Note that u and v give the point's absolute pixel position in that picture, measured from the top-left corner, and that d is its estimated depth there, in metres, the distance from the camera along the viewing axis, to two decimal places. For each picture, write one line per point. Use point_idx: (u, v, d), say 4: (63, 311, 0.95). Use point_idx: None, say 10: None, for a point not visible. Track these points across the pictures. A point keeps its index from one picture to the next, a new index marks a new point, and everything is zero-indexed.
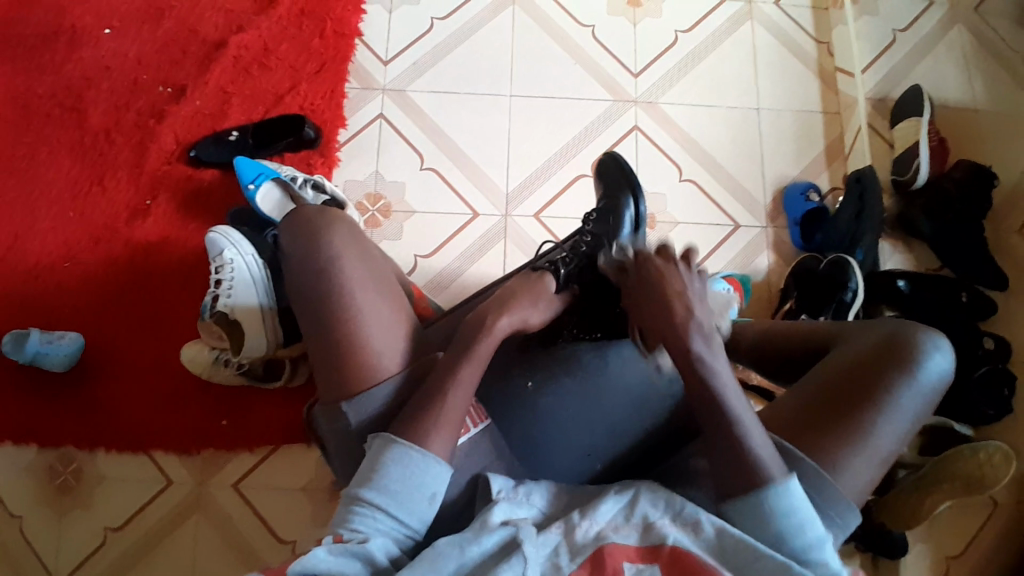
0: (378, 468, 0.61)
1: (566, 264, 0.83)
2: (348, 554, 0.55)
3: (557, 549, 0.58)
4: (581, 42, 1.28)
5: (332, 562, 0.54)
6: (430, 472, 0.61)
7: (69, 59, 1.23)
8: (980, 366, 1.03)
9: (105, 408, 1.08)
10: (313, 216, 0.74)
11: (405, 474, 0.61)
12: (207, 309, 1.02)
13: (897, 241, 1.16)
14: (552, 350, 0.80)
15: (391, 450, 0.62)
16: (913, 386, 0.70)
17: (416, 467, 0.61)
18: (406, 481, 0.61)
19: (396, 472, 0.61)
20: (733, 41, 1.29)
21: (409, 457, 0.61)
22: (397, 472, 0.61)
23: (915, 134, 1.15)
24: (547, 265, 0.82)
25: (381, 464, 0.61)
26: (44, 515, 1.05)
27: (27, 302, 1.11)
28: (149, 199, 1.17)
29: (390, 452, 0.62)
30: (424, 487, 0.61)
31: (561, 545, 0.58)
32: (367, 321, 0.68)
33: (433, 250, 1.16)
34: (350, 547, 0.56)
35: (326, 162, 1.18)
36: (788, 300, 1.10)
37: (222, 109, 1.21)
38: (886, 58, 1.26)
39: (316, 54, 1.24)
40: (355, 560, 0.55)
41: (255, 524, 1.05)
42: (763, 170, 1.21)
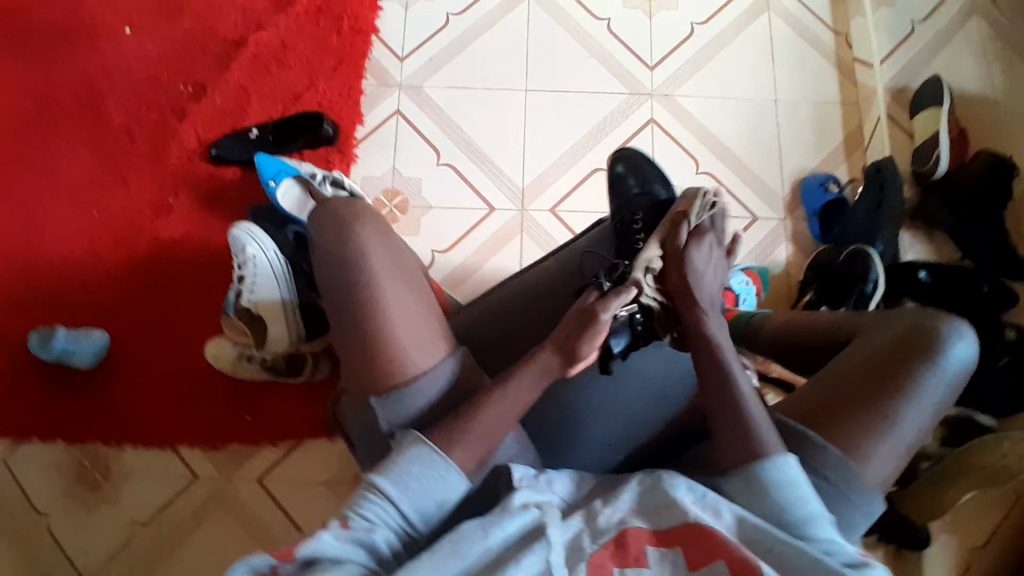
0: (400, 462, 0.62)
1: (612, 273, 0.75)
2: (353, 541, 0.57)
3: (580, 532, 0.59)
4: (596, 36, 1.28)
5: (338, 550, 0.55)
6: (447, 480, 0.62)
7: (90, 60, 1.25)
8: (1002, 357, 1.02)
9: (130, 402, 1.10)
10: (340, 205, 0.74)
11: (423, 475, 0.62)
12: (231, 304, 1.05)
13: (918, 232, 1.16)
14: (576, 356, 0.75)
15: (414, 449, 0.63)
16: (936, 374, 0.71)
17: (435, 471, 0.62)
18: (423, 482, 0.61)
19: (414, 471, 0.61)
20: (750, 33, 1.28)
21: (432, 460, 0.62)
22: (416, 470, 0.62)
23: (934, 125, 1.14)
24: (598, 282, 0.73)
25: (402, 460, 0.62)
26: (71, 509, 1.06)
27: (52, 299, 1.13)
28: (170, 197, 1.18)
29: (413, 451, 0.63)
30: (438, 492, 0.62)
31: (584, 531, 0.59)
32: (395, 315, 0.68)
33: (449, 246, 1.17)
34: (356, 534, 0.57)
35: (344, 160, 1.19)
36: (807, 292, 1.10)
37: (241, 108, 1.22)
38: (903, 49, 1.25)
39: (334, 52, 1.25)
40: (358, 549, 0.56)
41: (275, 513, 1.07)
42: (782, 162, 1.21)
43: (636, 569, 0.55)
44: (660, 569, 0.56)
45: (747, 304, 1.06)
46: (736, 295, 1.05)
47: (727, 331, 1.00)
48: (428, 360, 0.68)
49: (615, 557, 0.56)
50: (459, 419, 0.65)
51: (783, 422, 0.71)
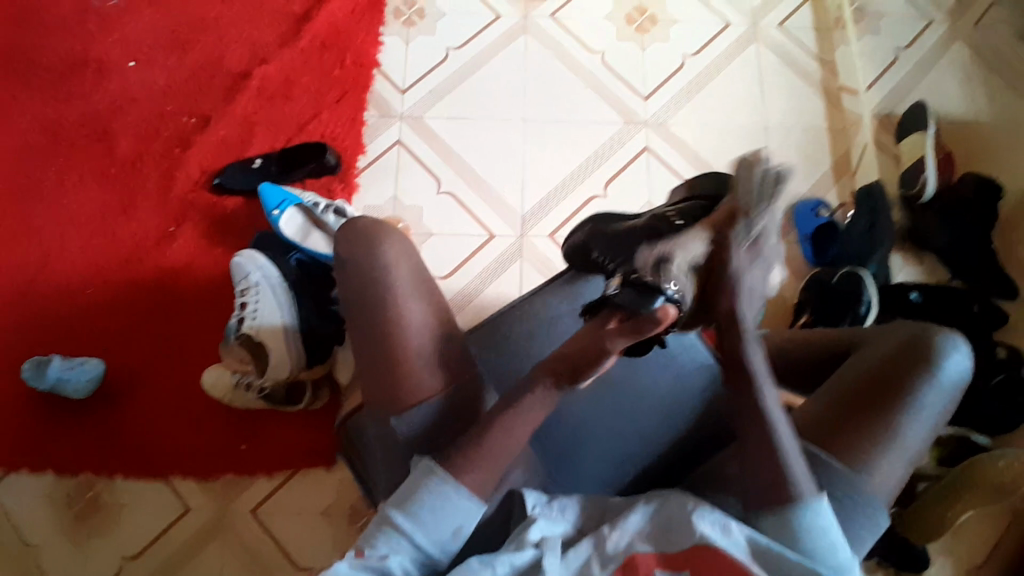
0: (411, 492, 0.62)
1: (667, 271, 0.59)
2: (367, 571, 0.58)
3: (588, 557, 0.61)
4: (592, 68, 1.31)
5: None
6: (460, 508, 0.62)
7: (92, 91, 1.26)
8: (996, 375, 1.04)
9: (127, 432, 1.08)
10: (368, 220, 0.77)
11: (435, 502, 0.61)
12: (233, 331, 1.04)
13: (907, 254, 1.18)
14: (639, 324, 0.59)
15: (424, 477, 0.63)
16: (935, 384, 0.72)
17: (446, 498, 0.62)
18: (435, 511, 0.61)
19: (428, 502, 0.61)
20: (740, 63, 1.32)
21: (443, 487, 0.62)
22: (430, 502, 0.61)
23: (921, 148, 1.17)
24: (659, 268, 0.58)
25: (418, 490, 0.62)
26: (65, 541, 1.04)
27: (48, 328, 1.12)
28: (170, 225, 1.19)
29: (423, 479, 0.63)
30: (450, 516, 0.62)
31: (592, 559, 0.61)
32: (413, 331, 0.71)
33: (450, 272, 1.18)
34: (371, 563, 0.59)
35: (346, 188, 1.21)
36: (804, 314, 1.11)
37: (244, 138, 1.24)
38: (889, 77, 1.30)
39: (336, 84, 1.27)
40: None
41: (273, 545, 1.05)
42: (774, 188, 1.24)
43: None
44: None
45: None
46: None
47: None
48: (433, 376, 0.70)
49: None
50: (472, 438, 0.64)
51: None
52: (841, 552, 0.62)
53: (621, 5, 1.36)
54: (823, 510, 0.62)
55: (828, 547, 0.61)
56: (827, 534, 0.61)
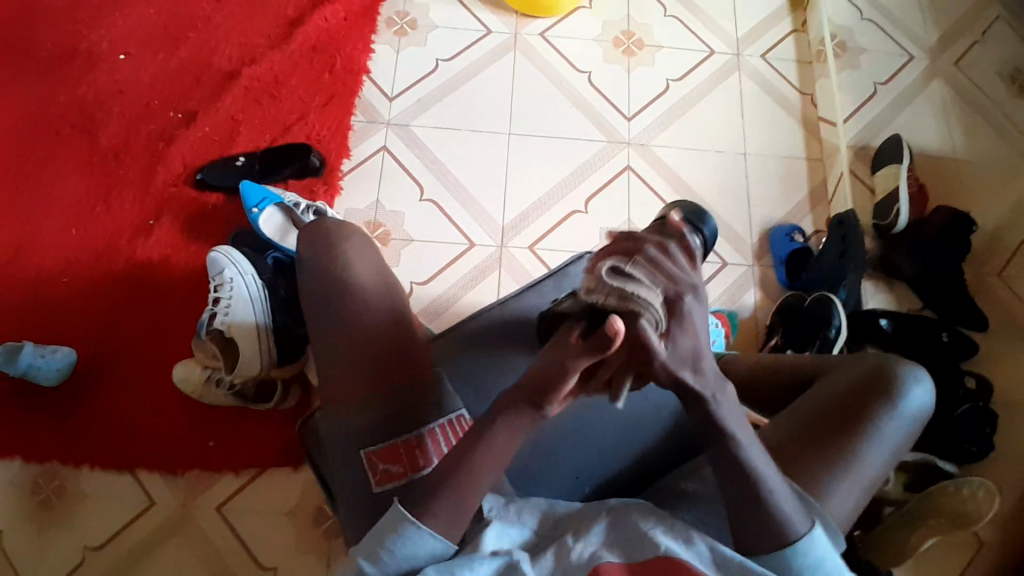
0: (378, 538, 0.61)
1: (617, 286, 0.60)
2: None
3: (551, 570, 0.60)
4: (578, 87, 1.34)
5: None
6: (431, 551, 0.60)
7: (82, 83, 1.28)
8: (961, 405, 1.05)
9: (92, 422, 1.08)
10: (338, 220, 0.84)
11: (402, 547, 0.60)
12: (204, 327, 1.04)
13: (879, 281, 1.20)
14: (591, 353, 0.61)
15: (392, 524, 0.61)
16: (895, 415, 0.73)
17: (414, 541, 0.60)
18: (403, 555, 0.60)
19: (398, 551, 0.60)
20: (722, 89, 1.35)
21: (409, 532, 0.60)
22: (400, 551, 0.60)
23: (893, 181, 1.20)
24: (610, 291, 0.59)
25: (388, 541, 0.60)
26: (21, 532, 1.03)
27: (21, 315, 1.12)
28: (152, 219, 1.19)
29: (389, 525, 0.61)
30: (418, 558, 0.60)
31: (555, 569, 0.60)
32: (364, 319, 0.75)
33: (429, 278, 1.19)
34: None
35: (329, 191, 1.22)
36: (775, 336, 1.13)
37: (230, 136, 1.25)
38: (867, 110, 1.33)
39: (325, 89, 1.29)
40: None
41: (236, 545, 1.04)
42: (750, 212, 1.26)
43: None
44: None
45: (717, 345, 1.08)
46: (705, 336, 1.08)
47: None
48: (377, 355, 0.74)
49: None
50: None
51: None
52: (829, 561, 0.62)
53: (608, 28, 1.39)
54: (817, 543, 0.62)
55: (813, 562, 0.62)
56: (813, 550, 0.62)
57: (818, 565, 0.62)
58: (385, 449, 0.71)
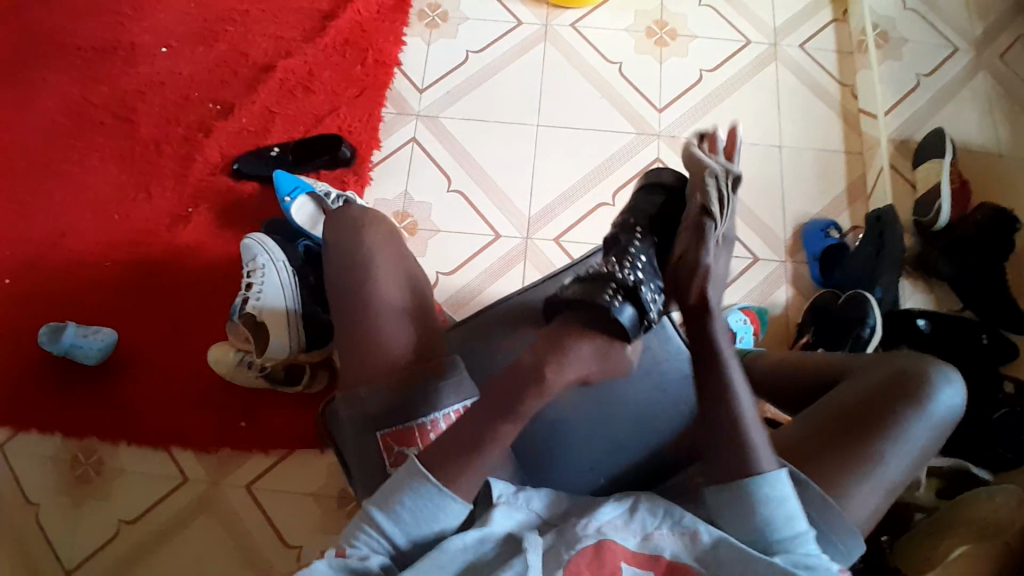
0: (393, 491, 0.62)
1: (628, 266, 0.65)
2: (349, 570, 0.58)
3: (555, 544, 0.60)
4: (608, 78, 1.33)
5: None
6: (443, 510, 0.61)
7: (127, 76, 1.33)
8: (998, 409, 1.01)
9: (130, 400, 1.12)
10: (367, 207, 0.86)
11: (416, 504, 0.61)
12: (237, 310, 1.08)
13: (917, 281, 1.17)
14: (587, 310, 0.62)
15: (405, 479, 0.62)
16: (922, 416, 0.71)
17: (426, 498, 0.61)
18: (416, 511, 0.61)
19: (409, 503, 0.61)
20: (757, 81, 1.32)
21: (425, 490, 0.61)
22: (412, 504, 0.61)
23: (936, 175, 1.16)
24: (611, 269, 0.65)
25: (400, 493, 0.61)
26: (63, 503, 1.08)
27: (66, 297, 1.18)
28: (190, 207, 1.23)
29: (405, 480, 0.62)
30: (431, 517, 0.61)
31: (559, 543, 0.60)
32: (377, 308, 0.76)
33: (454, 268, 1.20)
34: (351, 562, 0.59)
35: (359, 181, 1.24)
36: (806, 334, 1.11)
37: (265, 127, 1.28)
38: (908, 103, 1.28)
39: (357, 81, 1.31)
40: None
41: (263, 524, 1.07)
42: (783, 207, 1.23)
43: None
44: None
45: (745, 343, 1.09)
46: (733, 332, 1.09)
47: None
48: (401, 325, 0.76)
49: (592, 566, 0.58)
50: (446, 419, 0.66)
51: None
52: (799, 522, 0.62)
53: (641, 19, 1.37)
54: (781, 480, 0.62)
55: (785, 517, 0.61)
56: (783, 503, 0.62)
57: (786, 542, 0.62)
58: (397, 431, 0.71)
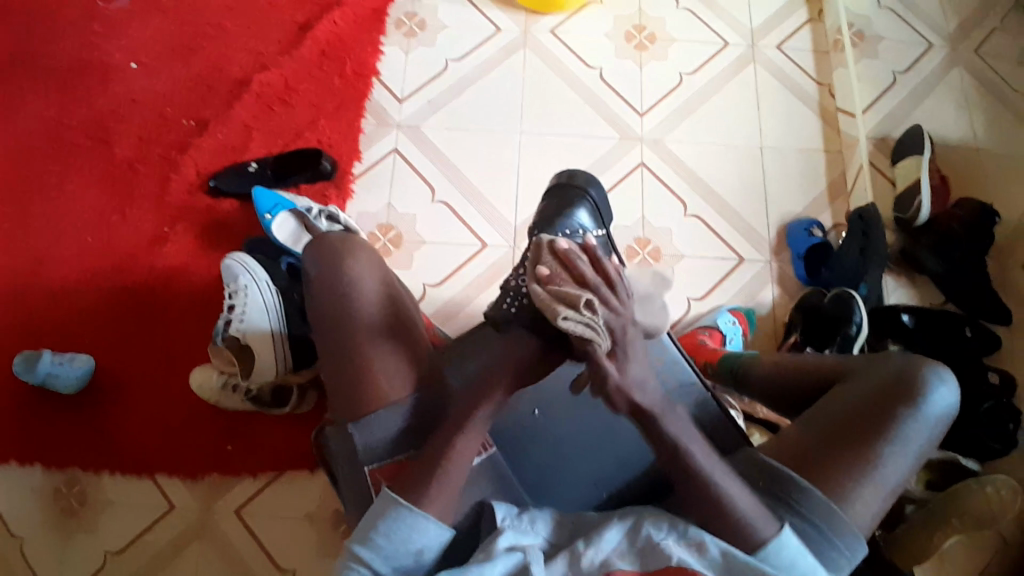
0: (369, 523, 0.63)
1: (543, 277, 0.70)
2: None
3: (563, 574, 0.60)
4: (589, 83, 1.32)
5: None
6: (417, 530, 0.62)
7: (98, 94, 1.29)
8: (985, 402, 1.02)
9: (113, 429, 1.09)
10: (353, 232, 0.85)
11: (391, 529, 0.62)
12: (219, 333, 1.05)
13: (901, 275, 1.17)
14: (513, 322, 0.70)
15: (380, 510, 0.63)
16: (918, 419, 0.72)
17: (403, 522, 0.62)
18: (392, 536, 0.62)
19: (384, 530, 0.62)
20: (737, 82, 1.33)
21: (399, 513, 0.62)
22: (386, 529, 0.62)
23: (916, 172, 1.18)
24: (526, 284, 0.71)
25: (376, 521, 0.63)
26: (47, 538, 1.05)
27: (41, 325, 1.14)
28: (168, 226, 1.21)
29: (378, 511, 0.63)
30: (409, 542, 0.62)
31: (568, 574, 0.60)
32: (366, 336, 0.75)
33: (441, 280, 1.18)
34: None
35: (340, 195, 1.22)
36: (793, 334, 1.11)
37: (243, 143, 1.26)
38: (886, 100, 1.30)
39: (335, 93, 1.29)
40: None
41: (256, 550, 1.05)
42: (767, 207, 1.24)
43: None
44: None
45: (734, 344, 1.10)
46: (723, 334, 1.10)
47: (714, 372, 1.01)
48: (399, 351, 0.75)
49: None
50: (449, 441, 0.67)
51: (767, 466, 0.71)
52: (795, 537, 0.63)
53: (619, 23, 1.37)
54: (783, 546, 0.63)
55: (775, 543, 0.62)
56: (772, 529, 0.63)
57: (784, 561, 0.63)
58: (390, 466, 0.71)
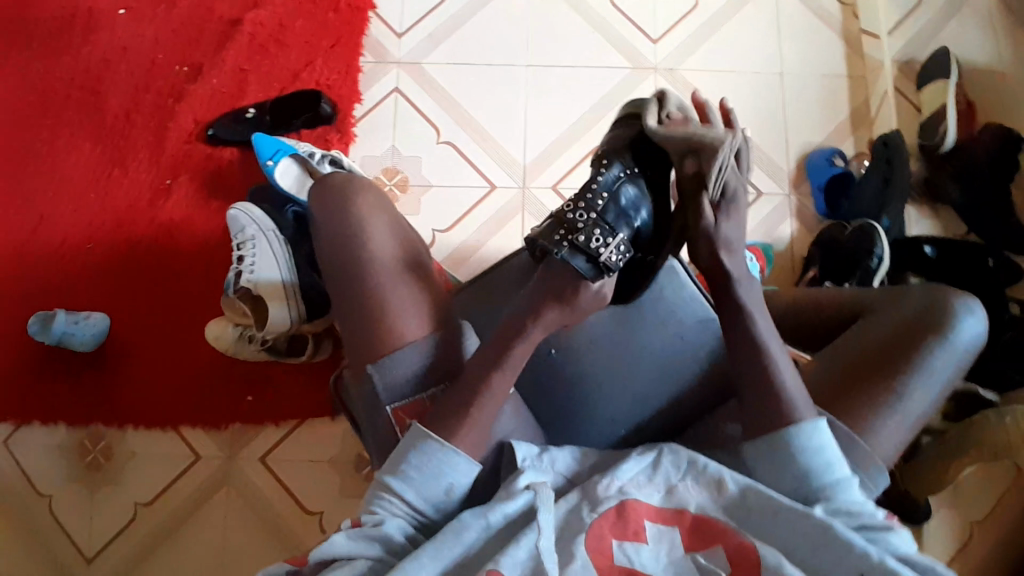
0: (400, 456, 0.64)
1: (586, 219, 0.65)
2: (366, 537, 0.60)
3: (577, 504, 0.61)
4: (598, 10, 1.25)
5: (351, 546, 0.59)
6: (448, 465, 0.63)
7: (82, 41, 1.23)
8: (1006, 331, 1.02)
9: (131, 385, 1.10)
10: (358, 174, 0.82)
11: (422, 462, 0.63)
12: (231, 285, 1.04)
13: (922, 206, 1.15)
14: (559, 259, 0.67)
15: (411, 443, 0.64)
16: (945, 349, 0.71)
17: (432, 457, 0.63)
18: (423, 469, 0.63)
19: (415, 463, 0.63)
20: (754, 4, 1.25)
21: (430, 448, 0.64)
22: (418, 462, 0.63)
23: (941, 97, 1.13)
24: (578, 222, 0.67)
25: (407, 455, 0.64)
26: (78, 491, 1.07)
27: (49, 284, 1.13)
28: (168, 179, 1.17)
29: (411, 444, 0.64)
30: (440, 477, 0.63)
31: (582, 503, 0.61)
32: (382, 284, 0.73)
33: (451, 224, 1.16)
34: (367, 529, 0.60)
35: (343, 139, 1.18)
36: (812, 268, 1.09)
37: (238, 88, 1.21)
38: (915, 18, 1.22)
39: (330, 30, 1.23)
40: (370, 544, 0.59)
41: (282, 495, 1.07)
42: (786, 137, 1.19)
43: (635, 541, 0.58)
44: (657, 546, 0.58)
45: (750, 279, 1.06)
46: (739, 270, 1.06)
47: None
48: (416, 299, 0.73)
49: (615, 526, 0.58)
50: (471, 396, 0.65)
51: None
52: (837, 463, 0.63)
53: None
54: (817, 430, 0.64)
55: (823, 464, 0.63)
56: (820, 452, 0.63)
57: (828, 484, 0.63)
58: (413, 405, 0.71)
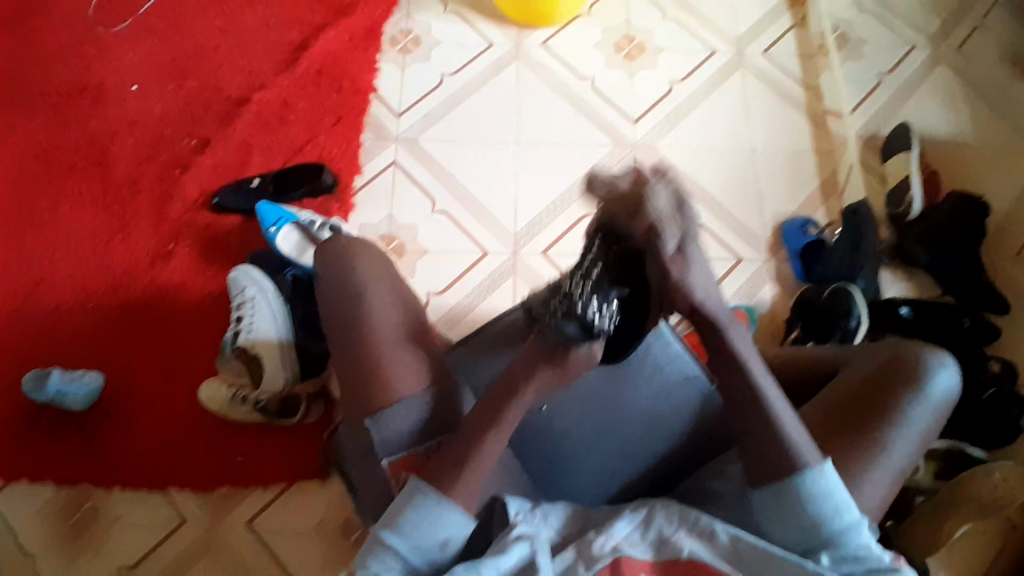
0: (395, 512, 0.64)
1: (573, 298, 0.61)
2: None
3: (572, 562, 0.61)
4: (581, 93, 1.35)
5: None
6: (444, 522, 0.63)
7: (96, 117, 1.31)
8: (987, 389, 1.04)
9: (119, 446, 1.09)
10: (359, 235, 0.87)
11: (419, 518, 0.63)
12: (229, 345, 1.07)
13: (897, 270, 1.20)
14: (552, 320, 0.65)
15: (407, 499, 0.64)
16: (922, 402, 0.73)
17: (428, 516, 0.63)
18: (418, 526, 0.63)
19: (410, 520, 0.63)
20: (725, 88, 1.36)
21: (425, 504, 0.63)
22: (413, 519, 0.63)
23: (906, 166, 1.21)
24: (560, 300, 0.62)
25: (403, 512, 0.64)
26: (55, 557, 1.04)
27: (45, 344, 1.14)
28: (171, 244, 1.22)
29: (406, 499, 0.64)
30: (435, 534, 0.63)
31: (577, 562, 0.61)
32: (379, 334, 0.76)
33: (445, 288, 1.20)
34: None
35: (342, 208, 1.24)
36: (794, 329, 1.13)
37: (243, 160, 1.28)
38: (872, 100, 1.34)
39: (332, 109, 1.32)
40: None
41: (267, 562, 1.05)
42: (761, 207, 1.26)
43: None
44: None
45: None
46: None
47: None
48: (411, 348, 0.76)
49: None
50: (465, 436, 0.67)
51: None
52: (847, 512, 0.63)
53: (609, 34, 1.41)
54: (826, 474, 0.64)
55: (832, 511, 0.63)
56: (829, 497, 0.63)
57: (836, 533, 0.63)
58: (410, 457, 0.71)
